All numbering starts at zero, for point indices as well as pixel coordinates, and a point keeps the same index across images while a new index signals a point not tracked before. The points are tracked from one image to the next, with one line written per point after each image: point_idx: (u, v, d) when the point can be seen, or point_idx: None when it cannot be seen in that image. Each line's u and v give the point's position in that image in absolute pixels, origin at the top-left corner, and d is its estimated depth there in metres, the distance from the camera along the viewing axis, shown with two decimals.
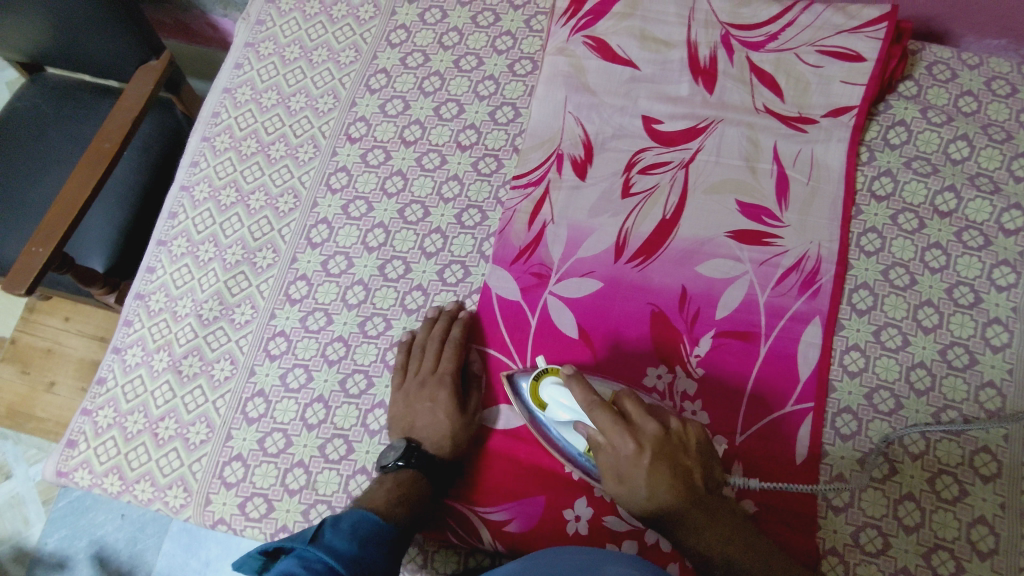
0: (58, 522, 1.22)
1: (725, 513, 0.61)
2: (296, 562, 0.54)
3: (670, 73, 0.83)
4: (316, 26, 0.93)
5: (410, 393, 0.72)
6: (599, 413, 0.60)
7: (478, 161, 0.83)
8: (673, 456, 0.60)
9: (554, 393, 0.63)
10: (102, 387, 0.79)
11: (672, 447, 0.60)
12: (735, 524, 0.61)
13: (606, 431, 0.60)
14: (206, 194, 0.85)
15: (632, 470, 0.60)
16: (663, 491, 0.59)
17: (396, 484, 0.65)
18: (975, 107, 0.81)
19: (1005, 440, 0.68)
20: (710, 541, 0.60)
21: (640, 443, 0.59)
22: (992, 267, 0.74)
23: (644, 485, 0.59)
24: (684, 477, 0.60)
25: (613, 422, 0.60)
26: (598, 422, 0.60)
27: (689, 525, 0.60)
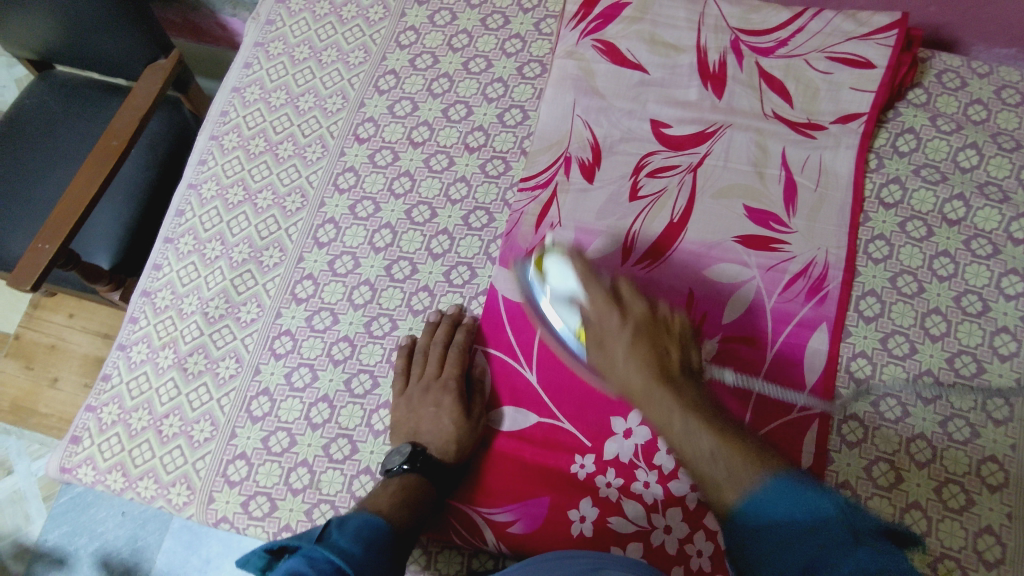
0: (59, 518, 1.21)
1: (701, 401, 0.56)
2: (303, 560, 0.53)
3: (679, 77, 0.83)
4: (325, 26, 0.93)
5: (412, 398, 0.72)
6: (592, 285, 0.64)
7: (486, 163, 0.83)
8: (657, 332, 0.62)
9: (553, 267, 0.67)
10: (107, 383, 0.79)
11: (656, 327, 0.62)
12: (711, 411, 0.55)
13: (595, 300, 0.64)
14: (214, 193, 0.86)
15: (612, 331, 0.62)
16: (638, 359, 0.59)
17: (399, 488, 0.65)
18: (984, 115, 0.80)
19: (1013, 449, 0.67)
20: (674, 417, 0.55)
21: (625, 313, 0.62)
22: (1001, 276, 0.74)
23: (622, 353, 0.61)
24: (663, 354, 0.59)
25: (603, 292, 0.64)
26: (590, 292, 0.64)
27: (658, 401, 0.56)
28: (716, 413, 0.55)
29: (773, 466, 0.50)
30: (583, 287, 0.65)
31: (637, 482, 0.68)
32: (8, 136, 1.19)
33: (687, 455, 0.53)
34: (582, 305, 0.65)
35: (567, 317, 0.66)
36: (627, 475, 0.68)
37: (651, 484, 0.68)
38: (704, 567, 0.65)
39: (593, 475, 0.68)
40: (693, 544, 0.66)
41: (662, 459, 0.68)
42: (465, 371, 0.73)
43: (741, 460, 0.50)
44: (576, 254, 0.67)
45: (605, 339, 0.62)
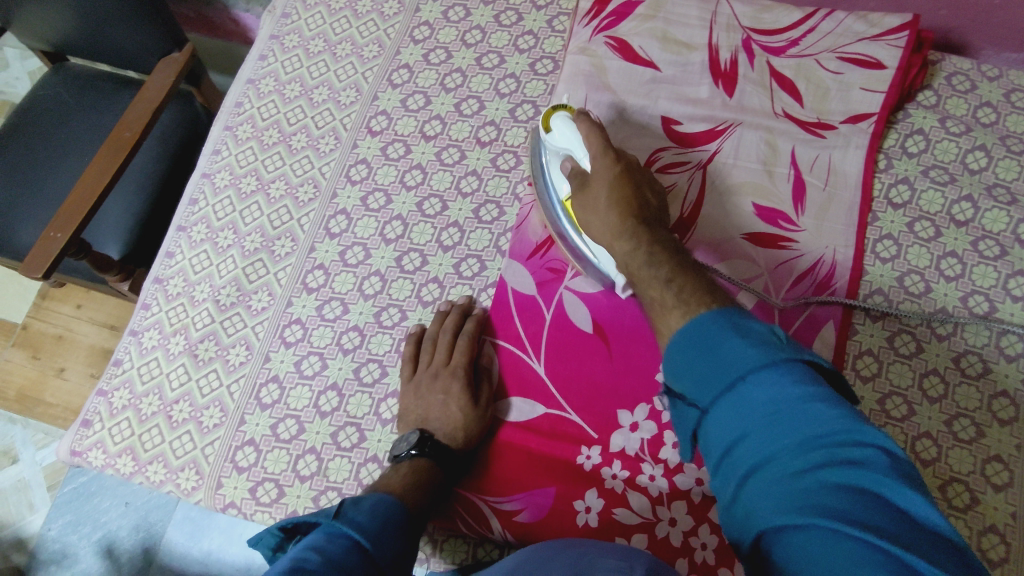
0: (63, 507, 1.22)
1: (666, 245, 0.64)
2: (322, 535, 0.52)
3: (690, 75, 0.83)
4: (340, 20, 0.94)
5: (421, 385, 0.73)
6: (592, 140, 0.69)
7: (498, 157, 0.84)
8: (640, 183, 0.69)
9: (559, 126, 0.72)
10: (118, 368, 0.79)
11: (638, 179, 0.69)
12: (672, 253, 0.63)
13: (592, 150, 0.69)
14: (227, 182, 0.86)
15: (603, 174, 0.68)
16: (620, 202, 0.66)
17: (409, 471, 0.66)
18: (993, 118, 0.81)
19: (1017, 449, 0.68)
20: (639, 254, 0.63)
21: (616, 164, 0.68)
22: (1008, 277, 0.74)
23: (604, 197, 0.67)
24: (641, 203, 0.67)
25: (601, 142, 0.69)
26: (587, 148, 0.70)
27: (631, 241, 0.64)
28: (677, 256, 0.63)
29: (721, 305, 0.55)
30: (582, 142, 0.70)
31: (642, 474, 0.68)
32: (23, 126, 1.20)
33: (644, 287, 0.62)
34: (578, 163, 0.71)
35: (563, 181, 0.72)
36: (633, 468, 0.68)
37: (656, 477, 0.68)
38: (708, 560, 0.65)
39: (600, 466, 0.69)
40: (697, 537, 0.66)
41: (668, 452, 0.69)
42: (474, 359, 0.74)
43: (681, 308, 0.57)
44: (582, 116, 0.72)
45: (592, 186, 0.69)
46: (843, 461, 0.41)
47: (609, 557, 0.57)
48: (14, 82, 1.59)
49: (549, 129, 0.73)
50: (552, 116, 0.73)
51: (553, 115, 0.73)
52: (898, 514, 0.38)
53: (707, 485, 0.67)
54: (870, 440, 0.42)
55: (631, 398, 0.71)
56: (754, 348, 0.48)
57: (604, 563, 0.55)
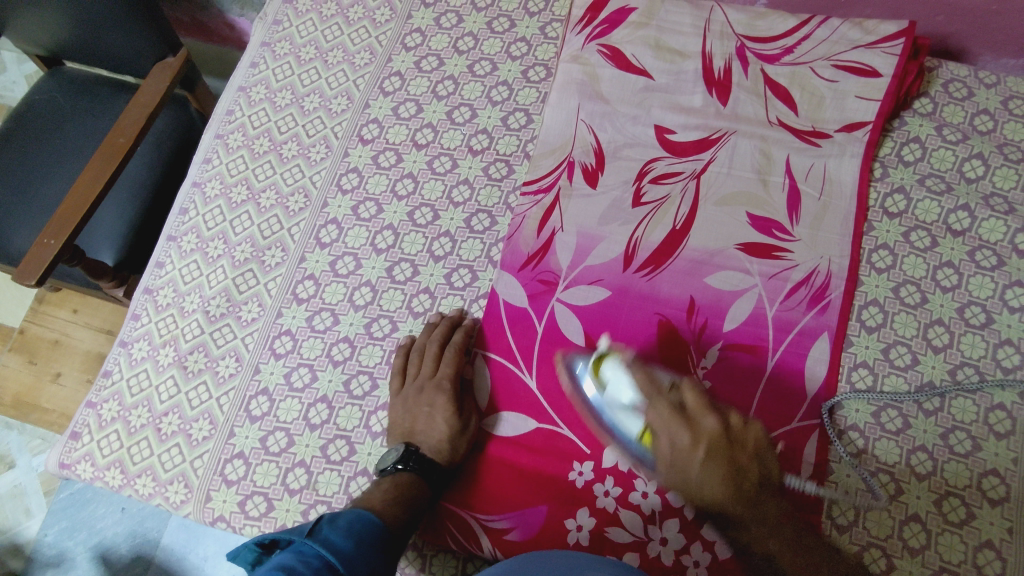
0: (58, 514, 1.22)
1: (781, 519, 0.59)
2: (292, 555, 0.56)
3: (683, 84, 0.82)
4: (332, 27, 0.93)
5: (408, 398, 0.72)
6: (659, 404, 0.60)
7: (489, 166, 0.83)
8: (733, 451, 0.59)
9: (612, 377, 0.64)
10: (108, 379, 0.79)
11: (728, 442, 0.59)
12: (785, 526, 0.59)
13: (667, 423, 0.59)
14: (218, 191, 0.86)
15: (682, 464, 0.59)
16: (717, 484, 0.58)
17: (392, 486, 0.65)
18: (991, 126, 0.80)
19: (1015, 463, 0.67)
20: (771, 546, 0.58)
21: (700, 447, 0.58)
22: (1005, 288, 0.73)
23: (696, 476, 0.58)
24: (739, 472, 0.58)
25: (673, 414, 0.59)
26: (657, 411, 0.60)
27: (742, 526, 0.59)
28: (791, 527, 0.59)
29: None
30: (647, 404, 0.61)
31: (635, 491, 0.67)
32: (16, 132, 1.20)
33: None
34: (645, 422, 0.61)
35: (629, 424, 0.62)
36: (626, 484, 0.68)
37: (649, 493, 0.67)
38: None
39: (592, 482, 0.68)
40: (689, 555, 0.65)
41: None
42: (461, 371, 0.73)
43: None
44: (635, 363, 0.62)
45: (676, 459, 0.59)
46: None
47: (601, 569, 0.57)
48: (10, 86, 1.58)
49: (602, 381, 0.65)
50: (604, 365, 0.65)
51: (603, 363, 0.65)
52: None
53: None
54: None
55: None
56: None
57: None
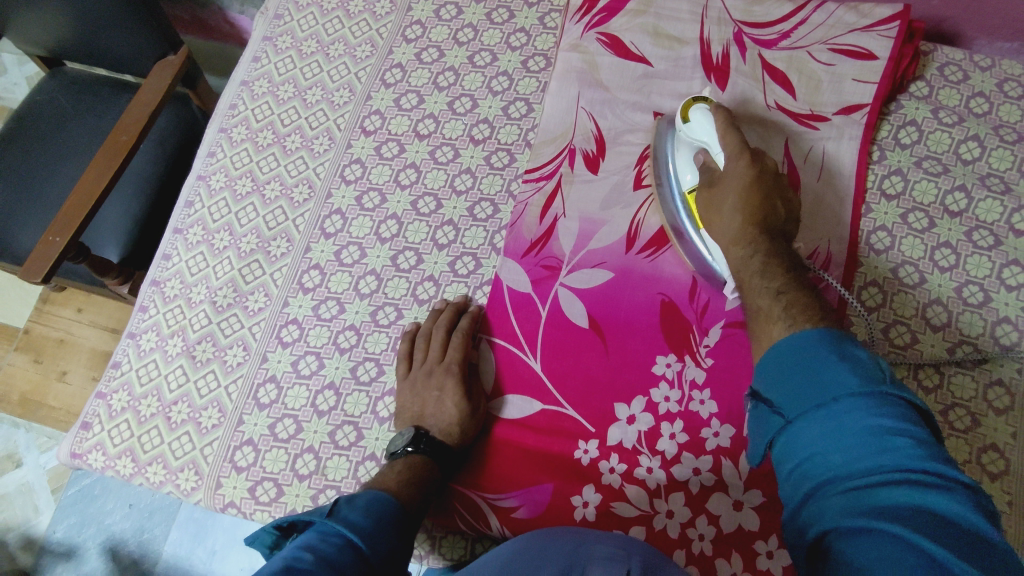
0: (67, 509, 1.23)
1: (779, 256, 0.64)
2: (315, 534, 0.54)
3: (682, 70, 0.83)
4: (332, 20, 0.94)
5: (416, 381, 0.73)
6: (729, 138, 0.70)
7: (491, 155, 0.84)
8: (776, 191, 0.68)
9: (698, 117, 0.73)
10: (117, 370, 0.80)
11: (773, 184, 0.68)
12: (788, 269, 0.63)
13: (729, 153, 0.69)
14: (223, 184, 0.87)
15: (731, 165, 0.69)
16: (746, 207, 0.67)
17: (405, 467, 0.66)
18: (986, 108, 0.81)
19: (1013, 438, 0.68)
20: (755, 262, 0.64)
21: (743, 169, 0.68)
22: (1002, 266, 0.74)
23: (731, 199, 0.68)
24: (770, 209, 0.67)
25: (737, 146, 0.69)
26: (722, 145, 0.70)
27: (751, 251, 0.65)
28: (790, 265, 0.63)
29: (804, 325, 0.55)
30: (719, 136, 0.71)
31: (640, 467, 0.69)
32: (20, 132, 1.21)
33: (752, 293, 0.63)
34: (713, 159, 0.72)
35: (690, 171, 0.74)
36: (630, 461, 0.69)
37: (654, 469, 0.69)
38: (705, 551, 0.66)
39: (597, 460, 0.69)
40: (695, 528, 0.67)
41: (665, 444, 0.70)
42: (469, 354, 0.74)
43: (786, 322, 0.57)
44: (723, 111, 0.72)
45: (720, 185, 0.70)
46: (933, 491, 0.41)
47: (604, 543, 0.58)
48: (11, 88, 1.59)
49: (687, 121, 0.74)
50: (692, 107, 0.74)
51: (694, 107, 0.74)
52: (955, 528, 0.39)
53: (704, 475, 0.68)
54: (957, 479, 0.42)
55: (627, 391, 0.72)
56: (854, 377, 0.48)
57: (600, 550, 0.57)
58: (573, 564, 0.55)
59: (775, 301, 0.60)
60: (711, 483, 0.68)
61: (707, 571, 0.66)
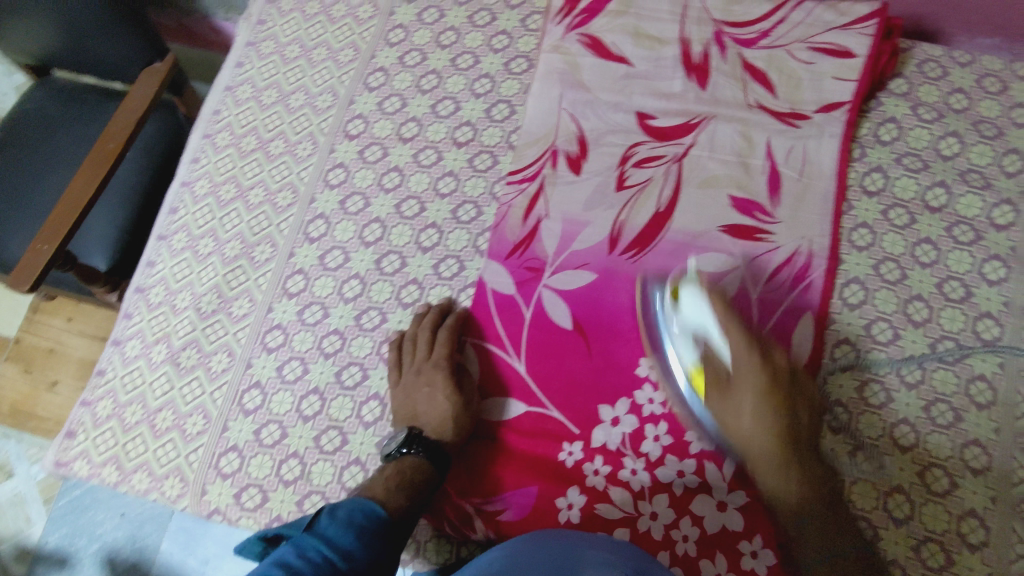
0: (58, 520, 1.22)
1: (819, 479, 0.64)
2: (292, 548, 0.57)
3: (663, 70, 0.84)
4: (315, 25, 0.94)
5: (406, 382, 0.73)
6: (732, 333, 0.65)
7: (474, 158, 0.84)
8: (794, 390, 0.66)
9: (691, 301, 0.67)
10: (102, 378, 0.80)
11: (788, 387, 0.65)
12: (820, 483, 0.64)
13: (739, 363, 0.65)
14: (206, 190, 0.87)
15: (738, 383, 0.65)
16: (768, 423, 0.64)
17: (396, 472, 0.66)
18: (966, 104, 0.81)
19: (995, 433, 0.68)
20: (789, 497, 0.63)
21: (752, 381, 0.65)
22: (982, 261, 0.74)
23: (749, 407, 0.65)
24: (791, 423, 0.65)
25: (749, 355, 0.65)
26: (723, 334, 0.65)
27: (784, 475, 0.63)
28: (820, 472, 0.64)
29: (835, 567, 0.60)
30: (721, 329, 0.65)
31: (624, 469, 0.69)
32: (7, 140, 1.21)
33: (781, 504, 0.63)
34: (712, 345, 0.66)
35: (686, 352, 0.67)
36: (615, 463, 0.70)
37: (638, 471, 0.69)
38: (689, 552, 0.66)
39: (581, 462, 0.70)
40: (678, 530, 0.67)
41: (649, 446, 0.70)
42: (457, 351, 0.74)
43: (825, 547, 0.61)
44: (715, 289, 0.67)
45: (733, 383, 0.66)
46: None
47: (596, 548, 0.58)
48: None
49: (678, 304, 0.68)
50: (681, 291, 0.68)
51: (681, 289, 0.69)
52: None
53: (688, 477, 0.69)
54: None
55: (611, 393, 0.72)
56: None
57: (592, 556, 0.57)
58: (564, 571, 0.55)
59: (807, 522, 0.62)
60: (695, 485, 0.68)
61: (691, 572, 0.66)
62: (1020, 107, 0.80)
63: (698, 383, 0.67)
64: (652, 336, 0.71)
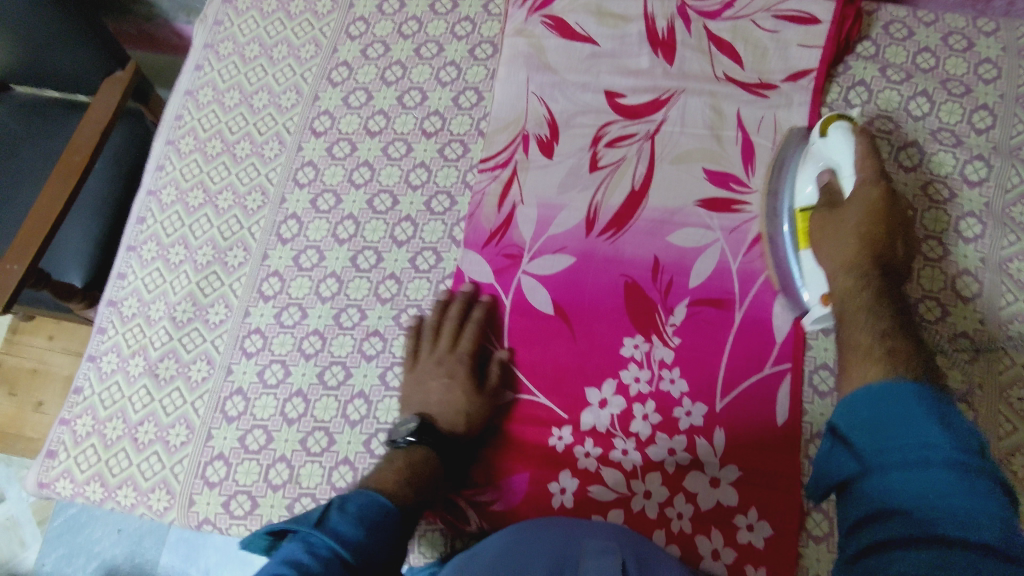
0: (55, 541, 1.18)
1: (897, 309, 0.61)
2: (301, 546, 0.51)
3: (628, 47, 0.83)
4: (274, 23, 0.93)
5: (423, 372, 0.72)
6: (867, 163, 0.66)
7: (444, 147, 0.83)
8: (897, 234, 0.65)
9: (837, 135, 0.69)
10: (79, 396, 0.78)
11: (897, 224, 0.65)
12: (894, 306, 0.62)
13: (861, 179, 0.66)
14: (173, 197, 0.85)
15: (857, 202, 0.65)
16: (864, 244, 0.64)
17: (405, 464, 0.64)
18: (933, 63, 0.81)
19: (980, 387, 0.68)
20: (860, 304, 0.62)
21: (861, 202, 0.65)
22: (958, 219, 0.74)
23: (851, 224, 0.65)
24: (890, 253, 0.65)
25: (873, 181, 0.65)
26: (856, 166, 0.67)
27: (859, 288, 0.63)
28: (899, 308, 0.61)
29: (900, 373, 0.54)
30: (856, 160, 0.67)
31: (615, 449, 0.69)
32: None
33: (850, 328, 0.61)
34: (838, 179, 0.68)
35: (811, 184, 0.70)
36: (605, 445, 0.69)
37: (629, 451, 0.69)
38: (684, 529, 0.66)
39: (572, 446, 0.70)
40: (673, 507, 0.67)
41: (639, 425, 0.70)
42: (482, 345, 0.74)
43: (887, 364, 0.55)
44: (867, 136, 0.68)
45: (843, 205, 0.67)
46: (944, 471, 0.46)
47: (596, 537, 0.57)
48: None
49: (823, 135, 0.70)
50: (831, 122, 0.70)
51: (833, 122, 0.70)
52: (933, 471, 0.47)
53: (680, 454, 0.68)
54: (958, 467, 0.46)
55: (597, 375, 0.71)
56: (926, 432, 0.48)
57: (593, 544, 0.55)
58: (562, 560, 0.53)
59: (875, 332, 0.59)
60: (687, 462, 0.68)
61: (688, 549, 0.66)
62: (986, 63, 0.80)
63: (804, 218, 0.70)
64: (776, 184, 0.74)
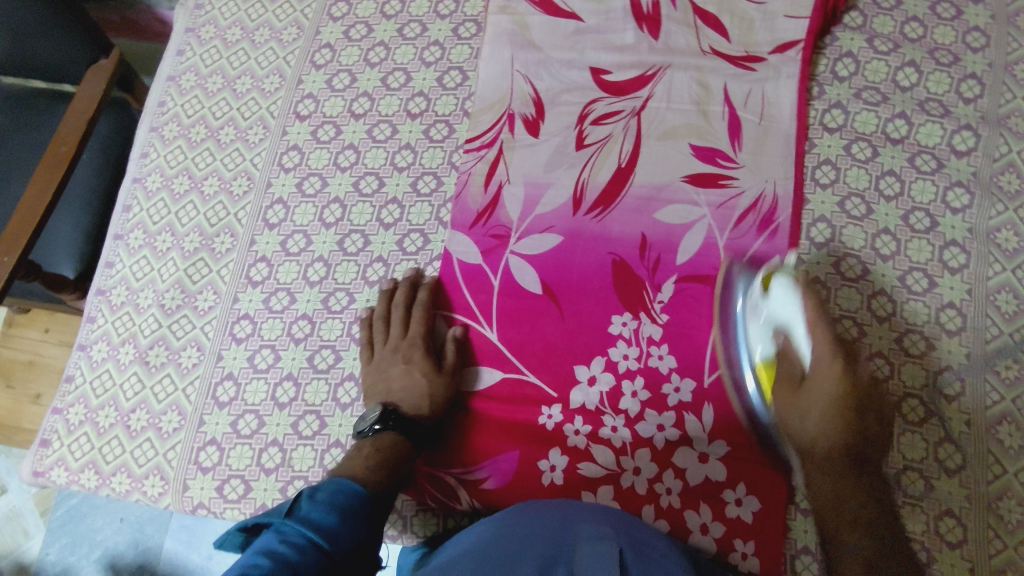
0: (58, 531, 1.18)
1: (881, 505, 0.58)
2: (274, 536, 0.51)
3: (613, 22, 0.82)
4: (255, 5, 0.92)
5: (379, 362, 0.72)
6: (819, 329, 0.61)
7: (430, 128, 0.82)
8: (864, 406, 0.60)
9: (779, 293, 0.64)
10: (71, 384, 0.78)
11: (864, 395, 0.60)
12: (877, 500, 0.58)
13: (818, 354, 0.61)
14: (159, 184, 0.85)
15: (818, 389, 0.61)
16: (833, 433, 0.60)
17: (373, 450, 0.64)
18: (921, 32, 0.80)
19: (967, 358, 0.68)
20: (844, 501, 0.58)
21: (819, 384, 0.61)
22: (946, 189, 0.74)
23: (816, 413, 0.61)
24: (863, 428, 0.60)
25: (831, 355, 0.60)
26: (809, 331, 0.61)
27: (834, 488, 0.59)
28: (884, 506, 0.57)
29: None
30: (807, 328, 0.62)
31: (605, 427, 0.69)
32: None
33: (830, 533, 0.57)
34: (790, 343, 0.63)
35: (764, 345, 0.66)
36: (595, 422, 0.70)
37: (618, 428, 0.69)
38: (674, 504, 0.67)
39: (561, 424, 0.70)
40: (662, 483, 0.68)
41: (627, 402, 0.70)
42: (432, 327, 0.74)
43: None
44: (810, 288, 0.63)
45: (806, 381, 0.62)
46: None
47: (591, 522, 0.55)
48: None
49: (766, 292, 0.65)
50: (773, 280, 0.65)
51: (772, 278, 0.65)
52: None
53: (669, 431, 0.69)
54: None
55: (586, 353, 0.72)
56: None
57: (588, 530, 0.54)
58: (559, 545, 0.51)
59: (858, 546, 0.54)
60: (676, 438, 0.69)
61: (678, 524, 0.66)
62: (974, 31, 0.79)
63: (766, 377, 0.65)
64: (724, 331, 0.70)
